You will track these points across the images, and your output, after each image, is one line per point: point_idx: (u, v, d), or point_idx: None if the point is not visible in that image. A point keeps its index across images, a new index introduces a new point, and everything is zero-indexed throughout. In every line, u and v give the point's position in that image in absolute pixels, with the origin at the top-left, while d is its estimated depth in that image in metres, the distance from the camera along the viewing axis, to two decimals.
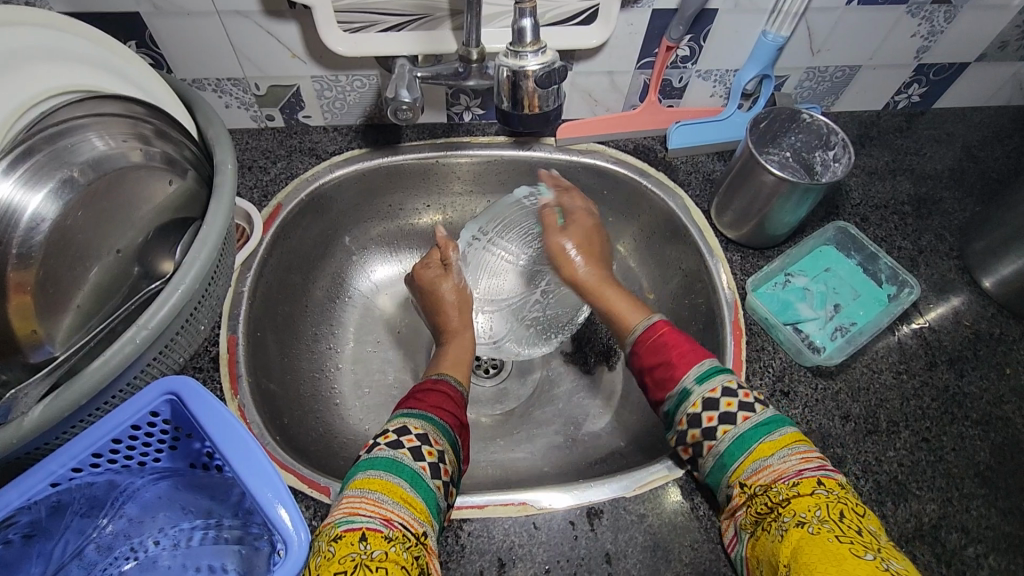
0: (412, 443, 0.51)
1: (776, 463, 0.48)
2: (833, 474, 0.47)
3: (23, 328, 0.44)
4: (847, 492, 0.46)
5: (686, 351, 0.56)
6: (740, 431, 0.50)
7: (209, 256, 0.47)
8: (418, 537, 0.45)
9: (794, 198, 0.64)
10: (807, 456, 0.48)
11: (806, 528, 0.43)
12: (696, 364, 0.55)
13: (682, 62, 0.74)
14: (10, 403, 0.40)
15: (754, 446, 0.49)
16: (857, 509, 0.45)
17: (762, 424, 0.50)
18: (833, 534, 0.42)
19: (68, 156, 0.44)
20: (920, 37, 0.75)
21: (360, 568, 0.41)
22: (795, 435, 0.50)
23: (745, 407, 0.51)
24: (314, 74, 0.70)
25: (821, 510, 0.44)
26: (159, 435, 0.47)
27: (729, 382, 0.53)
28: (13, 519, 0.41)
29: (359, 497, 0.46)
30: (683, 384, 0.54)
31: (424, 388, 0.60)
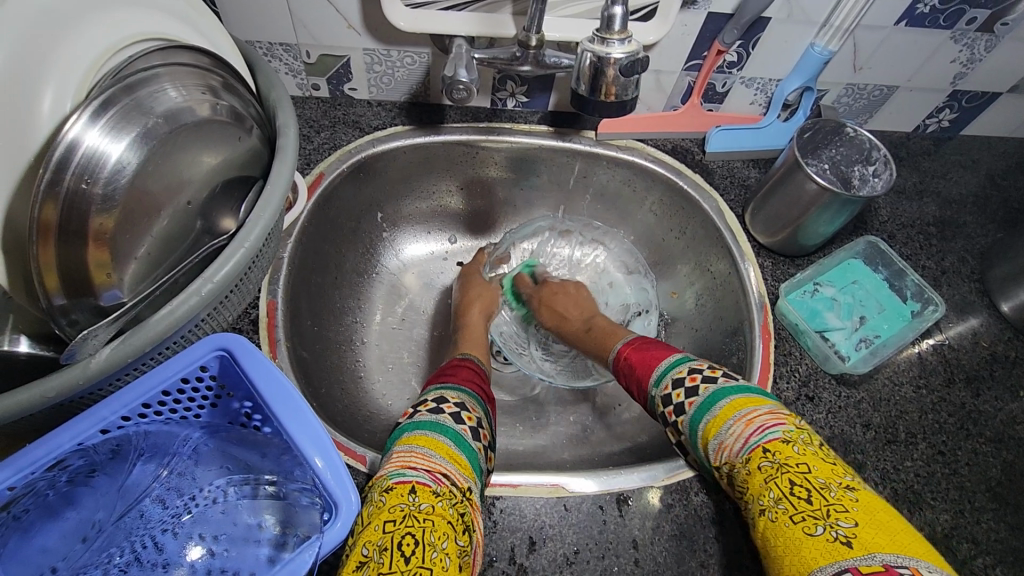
0: (451, 409, 0.53)
1: (724, 440, 0.50)
2: (778, 434, 0.47)
3: (100, 275, 0.42)
4: (792, 452, 0.46)
5: (657, 355, 0.62)
6: (689, 419, 0.54)
7: (272, 216, 0.47)
8: (464, 492, 0.46)
9: (832, 209, 0.66)
10: (749, 420, 0.49)
11: (766, 514, 0.44)
12: (658, 364, 0.60)
13: (729, 68, 0.75)
14: (74, 347, 0.38)
15: (703, 431, 0.52)
16: (805, 468, 0.44)
17: (704, 403, 0.53)
18: (789, 514, 0.43)
19: (147, 105, 0.41)
20: (960, 64, 0.76)
21: (410, 519, 0.42)
22: (732, 403, 0.51)
23: (690, 393, 0.55)
24: (366, 47, 0.70)
25: (773, 488, 0.44)
26: (203, 392, 0.48)
27: (677, 373, 0.57)
28: (66, 463, 0.42)
29: (408, 452, 0.48)
30: (649, 390, 0.59)
31: (454, 365, 0.63)
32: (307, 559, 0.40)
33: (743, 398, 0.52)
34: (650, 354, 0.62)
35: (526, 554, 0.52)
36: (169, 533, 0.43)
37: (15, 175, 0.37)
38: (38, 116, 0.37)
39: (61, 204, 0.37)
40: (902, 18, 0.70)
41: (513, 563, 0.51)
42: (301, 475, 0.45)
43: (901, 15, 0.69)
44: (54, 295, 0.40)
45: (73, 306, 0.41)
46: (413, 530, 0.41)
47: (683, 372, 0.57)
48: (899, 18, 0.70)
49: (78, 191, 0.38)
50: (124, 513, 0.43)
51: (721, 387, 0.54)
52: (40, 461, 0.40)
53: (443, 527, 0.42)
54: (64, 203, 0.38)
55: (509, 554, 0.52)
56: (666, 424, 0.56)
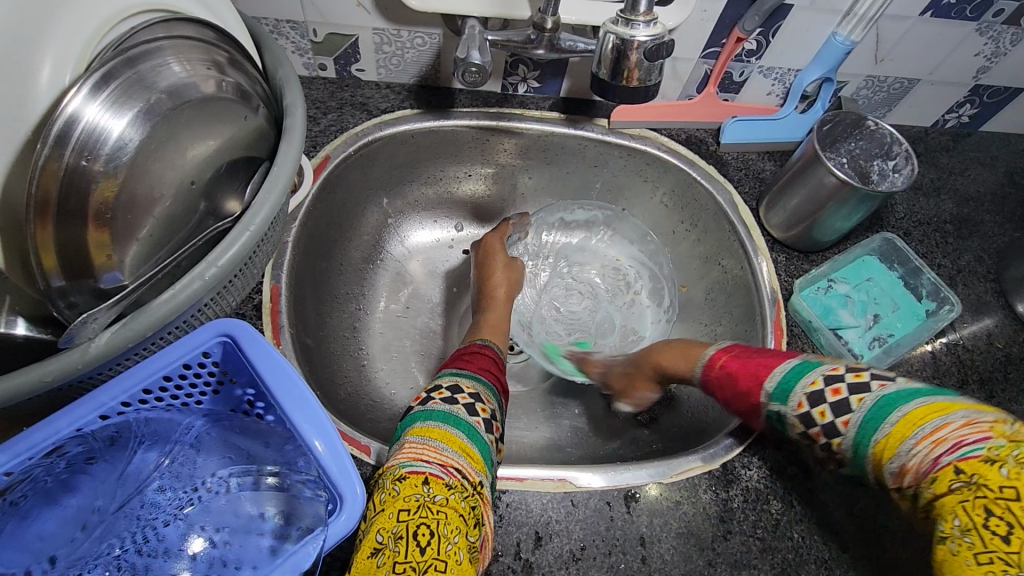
0: (465, 400, 0.52)
1: (907, 459, 0.38)
2: (982, 450, 0.36)
3: (100, 255, 0.40)
4: (1003, 477, 0.35)
5: (767, 363, 0.49)
6: (850, 438, 0.42)
7: (279, 198, 0.45)
8: (475, 486, 0.45)
9: (851, 204, 0.64)
10: (938, 437, 0.37)
11: (945, 544, 0.35)
12: (773, 373, 0.47)
13: (747, 57, 0.73)
14: (73, 330, 0.37)
15: (882, 443, 0.40)
16: (1015, 497, 0.34)
17: (867, 420, 0.41)
18: (975, 551, 0.34)
19: (150, 80, 0.39)
20: (984, 57, 0.74)
21: (424, 510, 0.41)
22: (919, 411, 0.39)
23: (840, 410, 0.42)
24: (375, 26, 0.68)
25: (960, 515, 0.35)
26: (205, 378, 0.47)
27: (809, 386, 0.44)
28: (63, 450, 0.40)
29: (420, 443, 0.46)
30: (767, 405, 0.47)
31: (472, 351, 0.62)
32: (311, 552, 0.39)
33: (925, 404, 0.39)
34: (757, 362, 0.49)
35: (531, 549, 0.51)
36: (173, 522, 0.41)
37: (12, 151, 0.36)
38: (36, 87, 0.36)
39: (60, 179, 0.36)
40: (928, 9, 0.68)
41: (519, 558, 0.51)
42: (305, 465, 0.43)
43: (928, 5, 0.67)
44: (53, 276, 0.38)
45: (71, 289, 0.40)
46: (427, 521, 0.40)
47: (819, 382, 0.44)
48: (925, 9, 0.68)
49: (77, 167, 0.37)
50: (123, 503, 0.41)
51: (886, 393, 0.41)
52: (39, 445, 0.39)
53: (455, 521, 0.41)
54: (62, 178, 0.36)
55: (514, 549, 0.51)
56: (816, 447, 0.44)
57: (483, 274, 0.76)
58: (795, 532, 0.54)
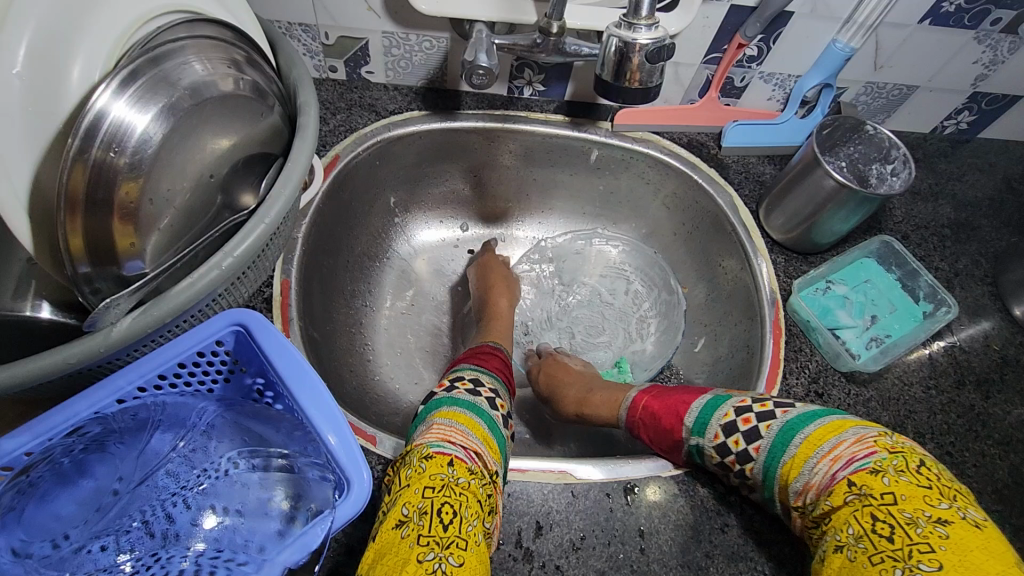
0: (487, 394, 0.57)
1: (806, 477, 0.48)
2: (868, 464, 0.46)
3: (125, 242, 0.42)
4: (881, 484, 0.45)
5: (685, 398, 0.59)
6: (762, 463, 0.51)
7: (292, 193, 0.47)
8: (491, 475, 0.48)
9: (849, 206, 0.65)
10: (835, 455, 0.47)
11: (844, 552, 0.44)
12: (689, 410, 0.57)
13: (748, 62, 0.75)
14: (96, 315, 0.39)
15: (786, 464, 0.50)
16: (889, 500, 0.44)
17: (775, 445, 0.51)
18: (869, 554, 0.43)
19: (173, 77, 0.41)
20: (981, 65, 0.76)
21: (447, 490, 0.44)
22: (817, 433, 0.50)
23: (752, 437, 0.52)
24: (385, 30, 0.70)
25: (853, 525, 0.44)
26: (217, 366, 0.49)
27: (723, 418, 0.54)
28: (83, 430, 0.42)
29: (448, 425, 0.50)
30: (688, 441, 0.56)
31: (487, 352, 0.66)
32: (320, 533, 0.40)
33: (823, 427, 0.50)
34: (677, 398, 0.59)
35: (532, 538, 0.52)
36: (184, 506, 0.41)
37: (44, 143, 0.38)
38: (68, 84, 0.38)
39: (89, 171, 0.38)
40: (925, 17, 0.69)
41: (519, 547, 0.52)
42: (314, 451, 0.45)
43: (925, 13, 0.69)
44: (80, 263, 0.40)
45: (96, 275, 0.42)
46: (451, 500, 0.44)
47: (730, 415, 0.54)
48: (923, 17, 0.69)
49: (105, 160, 0.39)
50: (146, 478, 0.41)
51: (785, 422, 0.52)
52: (59, 428, 0.42)
53: (474, 505, 0.44)
54: (91, 169, 0.38)
55: (515, 538, 0.52)
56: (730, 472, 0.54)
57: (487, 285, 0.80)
58: None
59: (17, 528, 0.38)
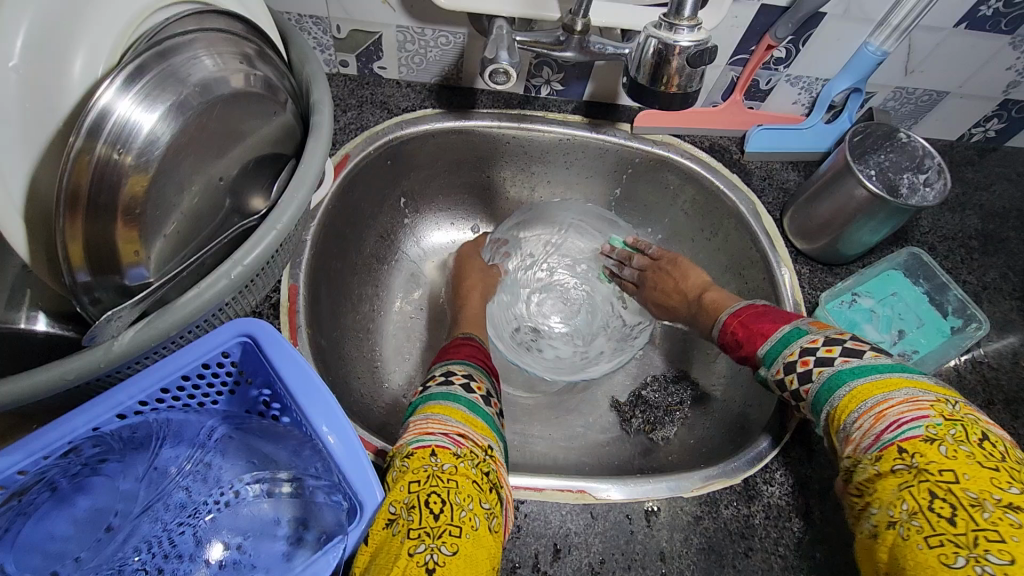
0: (460, 380, 0.56)
1: (852, 433, 0.45)
2: (919, 429, 0.42)
3: (129, 250, 0.39)
4: (937, 454, 0.41)
5: (769, 327, 0.56)
6: (827, 377, 0.49)
7: (306, 196, 0.44)
8: (484, 451, 0.48)
9: (880, 217, 0.63)
10: (880, 414, 0.44)
11: (896, 528, 0.40)
12: (768, 339, 0.55)
13: (775, 65, 0.72)
14: (96, 329, 0.36)
15: (837, 407, 0.47)
16: (951, 477, 0.39)
17: (823, 390, 0.49)
18: (925, 534, 0.38)
19: (183, 73, 0.38)
20: (1015, 72, 0.73)
21: (434, 479, 0.44)
22: (864, 388, 0.46)
23: (804, 379, 0.50)
24: (400, 24, 0.67)
25: (908, 501, 0.40)
26: (222, 377, 0.46)
27: (788, 356, 0.52)
28: (78, 449, 0.40)
29: (425, 419, 0.49)
30: (760, 369, 0.55)
31: (458, 343, 0.65)
32: (333, 560, 0.38)
33: (871, 381, 0.46)
34: (758, 329, 0.57)
35: (550, 561, 0.50)
36: (191, 528, 0.39)
37: (42, 142, 0.35)
38: (69, 79, 0.35)
39: (92, 173, 0.35)
40: (962, 21, 0.67)
41: (536, 570, 0.50)
42: (326, 473, 0.42)
43: (962, 17, 0.66)
44: (79, 272, 0.37)
45: (97, 284, 0.39)
46: (439, 489, 0.43)
47: (795, 354, 0.52)
48: (959, 21, 0.67)
49: (109, 161, 0.36)
50: (146, 507, 0.39)
51: (841, 368, 0.48)
52: (55, 446, 0.39)
53: (467, 488, 0.44)
54: (94, 172, 0.35)
55: (532, 561, 0.50)
56: (792, 407, 0.52)
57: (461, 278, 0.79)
58: (818, 551, 0.53)
59: (8, 554, 0.36)
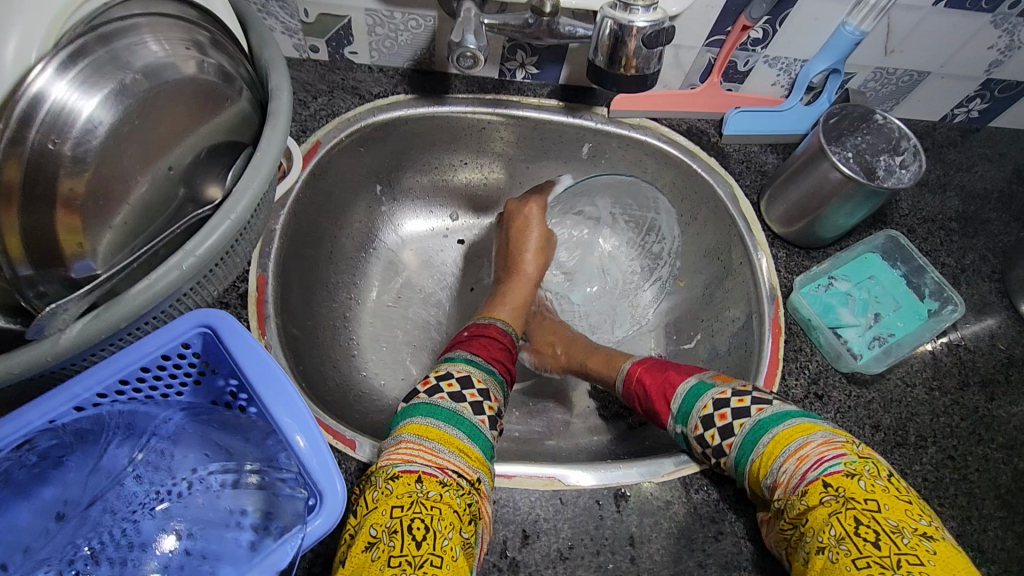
0: (473, 398, 0.52)
1: (778, 475, 0.47)
2: (840, 465, 0.45)
3: (72, 242, 0.39)
4: (858, 488, 0.44)
5: (672, 378, 0.59)
6: (741, 437, 0.51)
7: (262, 185, 0.43)
8: (473, 483, 0.46)
9: (855, 199, 0.62)
10: (802, 455, 0.47)
11: (826, 554, 0.42)
12: (677, 393, 0.58)
13: (752, 46, 0.71)
14: (42, 322, 0.36)
15: (764, 450, 0.49)
16: (874, 507, 0.43)
17: (746, 441, 0.50)
18: (852, 557, 0.41)
19: (126, 58, 0.38)
20: (996, 51, 0.72)
21: (417, 506, 0.42)
22: (784, 434, 0.49)
23: (725, 433, 0.52)
24: (368, 7, 0.65)
25: (834, 526, 0.43)
26: (185, 368, 0.46)
27: (702, 410, 0.54)
28: (34, 441, 0.39)
29: (416, 443, 0.47)
30: (672, 426, 0.57)
31: (484, 334, 0.62)
32: (290, 550, 0.38)
33: (790, 427, 0.49)
34: (666, 378, 0.60)
35: (518, 547, 0.50)
36: (146, 517, 0.39)
37: None
38: None
39: (25, 164, 0.35)
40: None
41: (505, 556, 0.50)
42: (285, 461, 0.42)
43: None
44: (19, 266, 0.38)
45: (39, 279, 0.39)
46: (422, 517, 0.42)
47: (710, 407, 0.54)
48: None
49: (44, 151, 0.36)
50: (96, 498, 0.40)
51: (758, 420, 0.51)
52: (11, 437, 0.39)
53: (450, 517, 0.43)
54: (28, 162, 0.35)
55: (500, 548, 0.50)
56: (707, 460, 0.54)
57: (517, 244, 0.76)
58: None
59: None
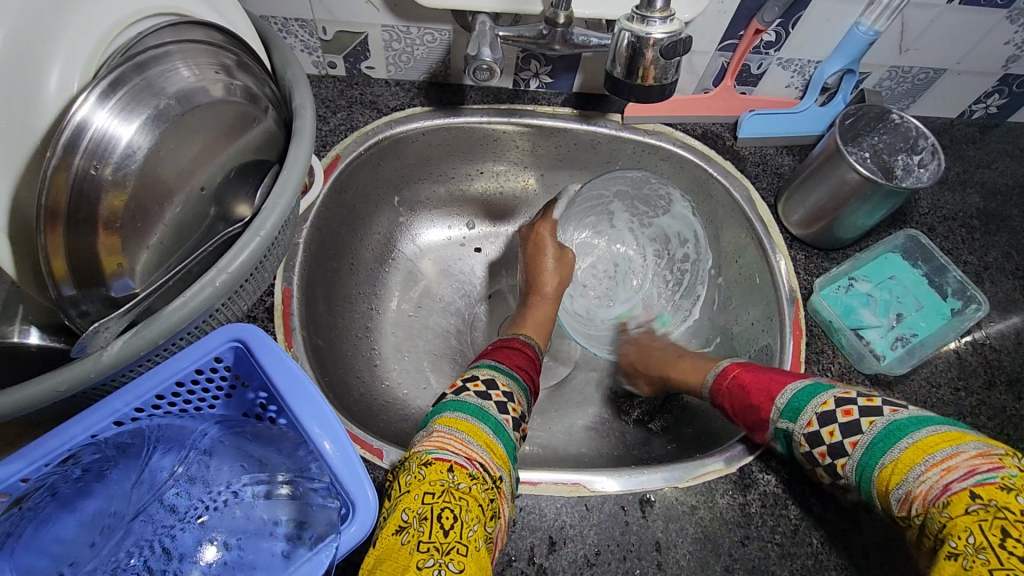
0: (499, 397, 0.53)
1: (914, 484, 0.42)
2: (994, 477, 0.39)
3: (111, 262, 0.41)
4: (1013, 503, 0.38)
5: (778, 380, 0.54)
6: (871, 438, 0.45)
7: (290, 203, 0.45)
8: (495, 480, 0.46)
9: (874, 200, 0.62)
10: (949, 465, 0.41)
11: (959, 561, 0.37)
12: (783, 391, 0.53)
13: (766, 49, 0.71)
14: (85, 341, 0.37)
15: (901, 453, 0.43)
16: None
17: (881, 439, 0.45)
18: (991, 567, 0.36)
19: (161, 84, 0.39)
20: (1014, 46, 0.71)
21: (447, 495, 0.42)
22: (929, 438, 0.43)
23: (849, 432, 0.47)
24: (385, 23, 0.66)
25: (976, 537, 0.38)
26: (217, 381, 0.47)
27: (821, 406, 0.49)
28: (77, 457, 0.42)
29: (447, 433, 0.47)
30: (778, 422, 0.52)
31: (509, 346, 0.63)
32: (326, 559, 0.39)
33: (936, 432, 0.43)
34: (766, 380, 0.55)
35: (545, 554, 0.51)
36: (185, 529, 0.39)
37: (21, 161, 0.36)
38: (44, 96, 0.36)
39: (70, 188, 0.36)
40: None
41: (533, 563, 0.50)
42: (318, 471, 0.44)
43: None
44: (63, 285, 0.39)
45: (82, 297, 0.40)
46: (452, 505, 0.41)
47: (831, 404, 0.49)
48: None
49: (86, 176, 0.37)
50: (139, 511, 0.40)
51: (894, 420, 0.45)
52: (55, 452, 0.41)
53: (476, 509, 0.42)
54: (73, 188, 0.36)
55: (528, 554, 0.51)
56: (819, 465, 0.49)
57: (534, 270, 0.73)
58: (814, 538, 0.53)
59: (8, 562, 0.36)
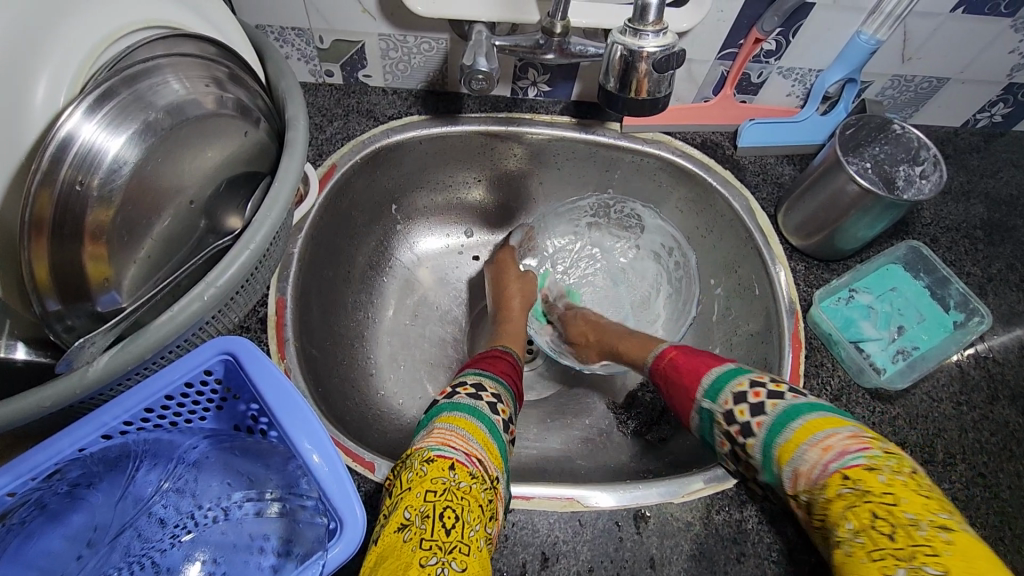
0: (489, 399, 0.53)
1: (799, 465, 0.44)
2: (860, 459, 0.42)
3: (98, 276, 0.41)
4: (877, 481, 0.40)
5: (706, 363, 0.55)
6: (771, 419, 0.47)
7: (280, 215, 0.44)
8: (493, 481, 0.46)
9: (875, 211, 0.61)
10: (826, 444, 0.43)
11: (842, 548, 0.40)
12: (709, 373, 0.54)
13: (766, 57, 0.70)
14: (70, 355, 0.37)
15: (783, 440, 0.46)
16: (890, 500, 0.39)
17: (776, 423, 0.47)
18: (868, 549, 0.38)
19: (150, 97, 0.39)
20: (1018, 55, 0.71)
21: (448, 493, 0.42)
22: (810, 422, 0.45)
23: (757, 411, 0.48)
24: (381, 32, 0.66)
25: (852, 521, 0.40)
26: (208, 394, 0.46)
27: (736, 387, 0.51)
28: (62, 472, 0.40)
29: (449, 429, 0.47)
30: (702, 402, 0.53)
31: (494, 355, 0.63)
32: None
33: (817, 416, 0.45)
34: (698, 363, 0.56)
35: (537, 570, 0.50)
36: (173, 546, 0.40)
37: (8, 174, 0.36)
38: (32, 110, 0.36)
39: (56, 202, 0.36)
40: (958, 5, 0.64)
41: None
42: (307, 486, 0.42)
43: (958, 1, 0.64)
44: (48, 300, 0.38)
45: (69, 311, 0.40)
46: (453, 505, 0.41)
47: (744, 385, 0.50)
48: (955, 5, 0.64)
49: (72, 190, 0.37)
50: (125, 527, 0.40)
51: (791, 404, 0.47)
52: (41, 467, 0.40)
53: (477, 509, 0.42)
54: (58, 204, 0.36)
55: (519, 570, 0.50)
56: (735, 445, 0.50)
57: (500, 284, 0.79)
58: (812, 556, 0.52)
59: None
